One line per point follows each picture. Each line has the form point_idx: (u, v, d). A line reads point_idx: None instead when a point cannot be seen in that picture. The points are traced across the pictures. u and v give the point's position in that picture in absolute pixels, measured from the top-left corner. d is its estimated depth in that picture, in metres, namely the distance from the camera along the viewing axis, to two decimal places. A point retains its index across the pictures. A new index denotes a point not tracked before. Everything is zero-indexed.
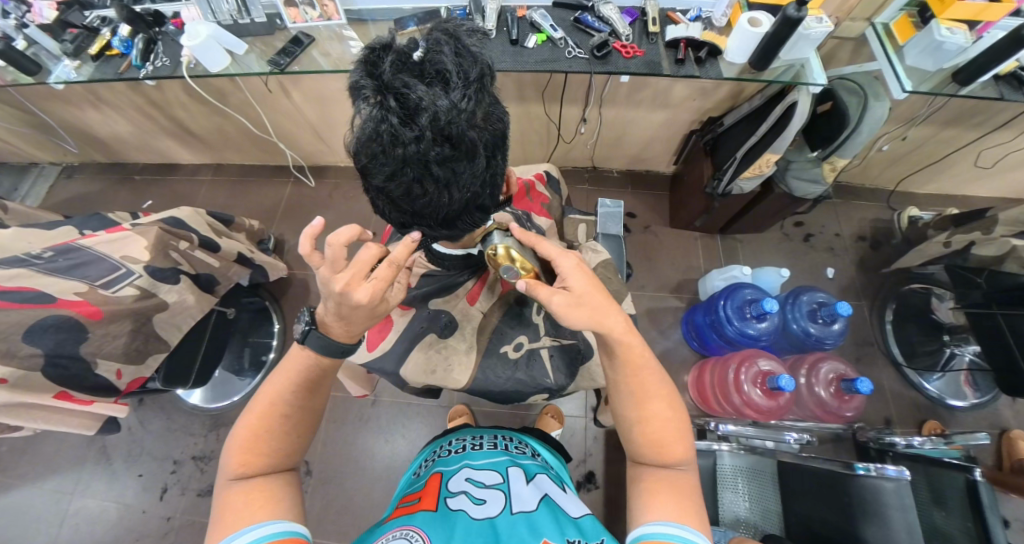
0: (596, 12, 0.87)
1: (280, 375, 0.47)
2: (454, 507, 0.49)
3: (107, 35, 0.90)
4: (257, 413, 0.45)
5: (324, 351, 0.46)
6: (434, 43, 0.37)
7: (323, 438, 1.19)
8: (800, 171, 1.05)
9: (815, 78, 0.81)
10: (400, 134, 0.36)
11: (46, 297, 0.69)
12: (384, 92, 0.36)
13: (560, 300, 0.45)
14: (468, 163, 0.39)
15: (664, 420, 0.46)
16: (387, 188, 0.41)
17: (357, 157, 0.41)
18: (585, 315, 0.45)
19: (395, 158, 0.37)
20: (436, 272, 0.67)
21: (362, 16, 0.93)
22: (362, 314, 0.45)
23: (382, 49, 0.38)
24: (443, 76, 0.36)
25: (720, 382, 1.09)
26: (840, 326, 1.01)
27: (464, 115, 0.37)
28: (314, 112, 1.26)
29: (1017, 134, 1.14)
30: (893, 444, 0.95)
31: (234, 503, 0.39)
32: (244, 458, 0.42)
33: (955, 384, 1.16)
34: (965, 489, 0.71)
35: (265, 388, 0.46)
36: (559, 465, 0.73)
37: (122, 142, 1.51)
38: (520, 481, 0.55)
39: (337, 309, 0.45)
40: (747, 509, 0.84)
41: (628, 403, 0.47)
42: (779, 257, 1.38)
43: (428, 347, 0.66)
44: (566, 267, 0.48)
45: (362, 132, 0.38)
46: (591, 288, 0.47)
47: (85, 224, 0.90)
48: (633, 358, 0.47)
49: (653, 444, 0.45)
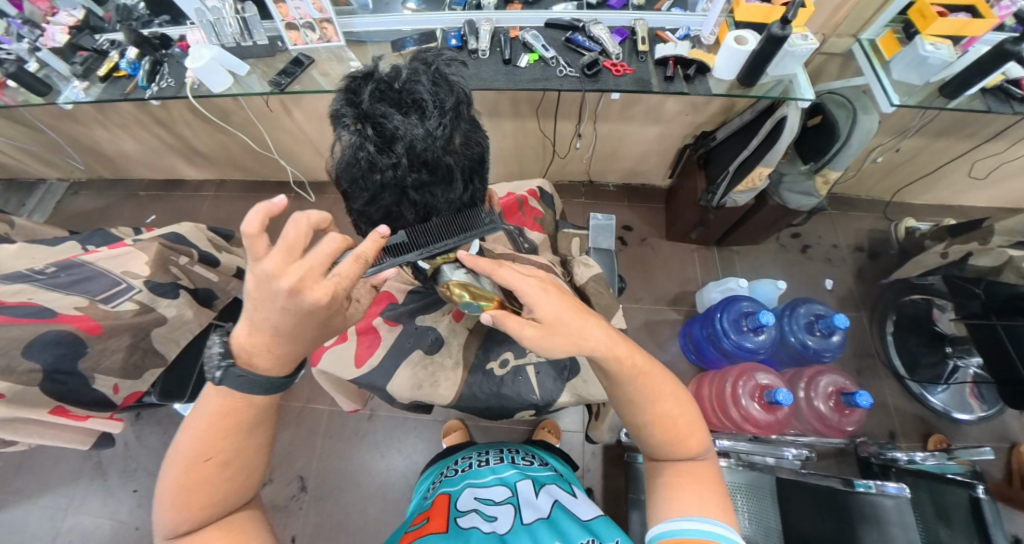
0: (586, 32, 0.89)
1: (200, 423, 0.40)
2: (464, 524, 0.49)
3: (115, 58, 0.94)
4: (182, 466, 0.40)
5: (252, 390, 0.40)
6: (413, 72, 0.38)
7: (319, 451, 1.19)
8: (793, 183, 1.06)
9: (803, 93, 0.83)
10: (377, 161, 0.37)
11: (47, 312, 0.73)
12: (363, 120, 0.37)
13: (532, 333, 0.42)
14: (443, 187, 0.41)
15: (678, 417, 0.44)
16: (368, 211, 0.43)
17: (338, 180, 0.42)
18: (562, 341, 0.42)
19: (374, 183, 0.39)
20: (420, 289, 0.71)
21: (360, 38, 0.96)
22: (307, 323, 0.39)
23: (362, 77, 0.39)
24: (419, 105, 0.37)
25: (717, 396, 1.07)
26: (839, 338, 1.00)
27: (440, 142, 0.38)
28: (314, 128, 1.28)
29: (1010, 145, 1.14)
30: (896, 460, 0.92)
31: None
32: (182, 515, 0.39)
33: (960, 397, 1.14)
34: (969, 506, 0.70)
35: (186, 437, 0.40)
36: (567, 471, 0.74)
37: (127, 159, 1.54)
38: (529, 494, 0.55)
39: (279, 315, 0.38)
40: (745, 528, 0.80)
41: (637, 408, 0.44)
42: (777, 268, 1.37)
43: (416, 364, 0.66)
44: (530, 293, 0.43)
45: (342, 158, 0.39)
46: (559, 310, 0.43)
47: (88, 240, 0.93)
48: (625, 367, 0.43)
49: (674, 441, 0.43)
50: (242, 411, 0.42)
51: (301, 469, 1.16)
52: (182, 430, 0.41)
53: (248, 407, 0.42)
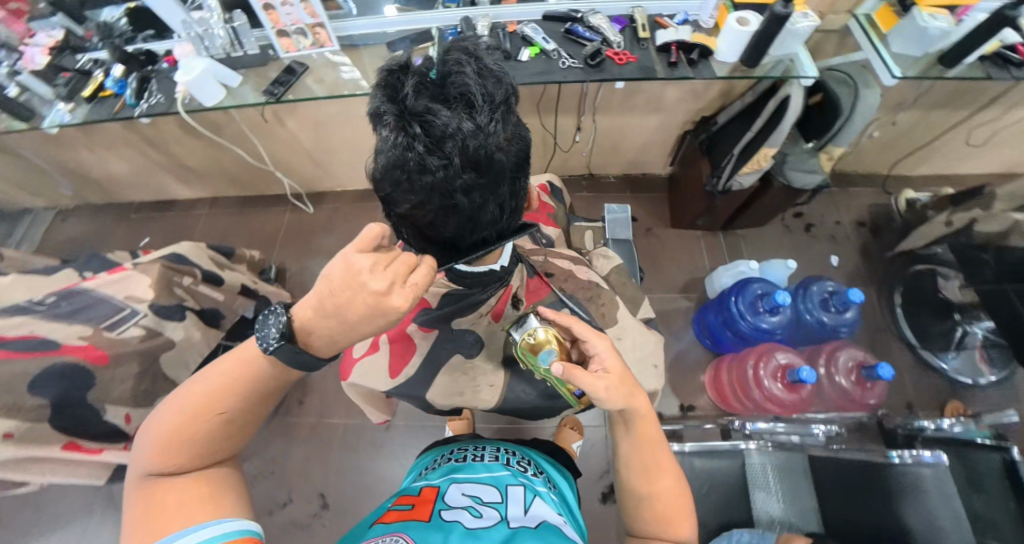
0: (585, 23, 0.88)
1: (224, 370, 0.40)
2: (447, 517, 0.46)
3: (100, 77, 0.91)
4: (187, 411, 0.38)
5: (292, 367, 0.39)
6: (455, 64, 0.36)
7: (337, 465, 1.16)
8: (798, 162, 1.06)
9: (806, 70, 0.83)
10: (426, 163, 0.34)
11: (50, 344, 0.70)
12: (408, 118, 0.34)
13: (606, 384, 0.45)
14: (492, 189, 0.39)
15: (676, 495, 0.47)
16: (412, 215, 0.41)
17: (380, 184, 0.40)
18: (624, 395, 0.45)
19: (423, 186, 0.36)
20: (456, 291, 0.60)
21: (354, 42, 0.94)
22: (376, 321, 0.38)
23: (402, 70, 0.36)
24: (466, 99, 0.35)
25: (738, 380, 1.07)
26: (853, 314, 1.01)
27: (491, 138, 0.35)
28: (309, 136, 1.26)
29: (1005, 111, 1.16)
30: (923, 429, 0.93)
31: (163, 500, 0.35)
32: (167, 456, 0.37)
33: (973, 362, 1.12)
34: (1003, 470, 0.71)
35: (203, 380, 0.39)
36: (563, 484, 0.70)
37: (115, 182, 1.49)
38: (519, 500, 0.51)
39: (361, 315, 0.37)
40: (782, 509, 0.78)
41: (637, 476, 0.47)
42: (783, 249, 1.38)
43: (454, 371, 0.64)
44: (600, 348, 0.48)
45: (385, 160, 0.36)
46: (623, 365, 0.48)
47: (85, 266, 0.89)
48: (648, 432, 0.47)
49: (662, 519, 0.46)
50: (270, 376, 0.40)
51: (320, 486, 1.13)
52: (199, 374, 0.40)
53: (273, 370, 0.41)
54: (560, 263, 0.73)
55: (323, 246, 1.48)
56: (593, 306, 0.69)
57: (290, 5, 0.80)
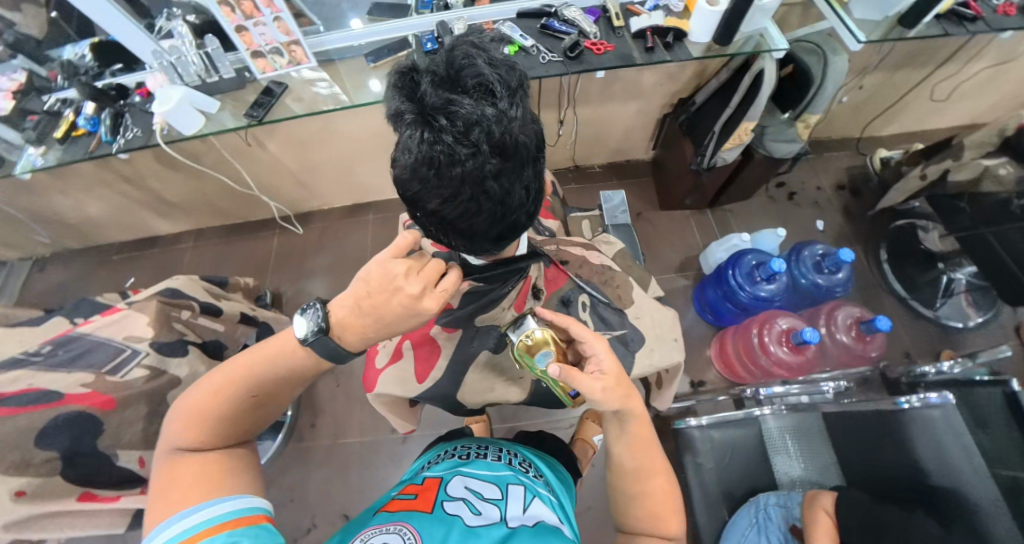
0: (560, 17, 0.89)
1: (256, 355, 0.44)
2: (448, 511, 0.45)
3: (71, 116, 0.88)
4: (221, 389, 0.43)
5: (326, 357, 0.43)
6: (467, 56, 0.37)
7: (358, 484, 1.15)
8: (776, 133, 1.09)
9: (777, 44, 0.86)
10: (455, 153, 0.35)
11: (53, 394, 0.67)
12: (432, 112, 0.35)
13: (604, 385, 0.45)
14: (519, 171, 0.39)
15: (665, 491, 0.48)
16: (442, 212, 0.40)
17: (407, 184, 0.40)
18: (620, 397, 0.46)
19: (453, 178, 0.36)
20: (479, 290, 0.60)
21: (330, 57, 0.93)
22: (409, 320, 0.42)
23: (414, 70, 0.37)
24: (485, 87, 0.36)
25: (744, 348, 1.09)
26: (845, 274, 1.05)
27: (513, 121, 0.36)
28: (292, 156, 1.25)
29: (962, 65, 1.22)
30: (925, 374, 0.97)
31: (186, 469, 0.38)
32: (196, 429, 0.41)
33: (959, 308, 1.20)
34: (1005, 402, 0.75)
35: (237, 362, 0.44)
36: (562, 486, 0.68)
37: (92, 224, 1.45)
38: (520, 500, 0.50)
39: (395, 316, 0.41)
40: (802, 469, 0.84)
41: (629, 476, 0.48)
42: (771, 219, 1.42)
43: (489, 367, 0.66)
44: (597, 351, 0.48)
45: (412, 158, 0.37)
46: (620, 368, 0.48)
47: (76, 311, 0.86)
48: (642, 432, 0.48)
49: (654, 517, 0.47)
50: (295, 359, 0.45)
51: (343, 507, 1.12)
52: (235, 356, 0.45)
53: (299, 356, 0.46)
54: (573, 250, 0.75)
55: (317, 266, 1.46)
56: (609, 288, 0.72)
57: (263, 25, 0.78)
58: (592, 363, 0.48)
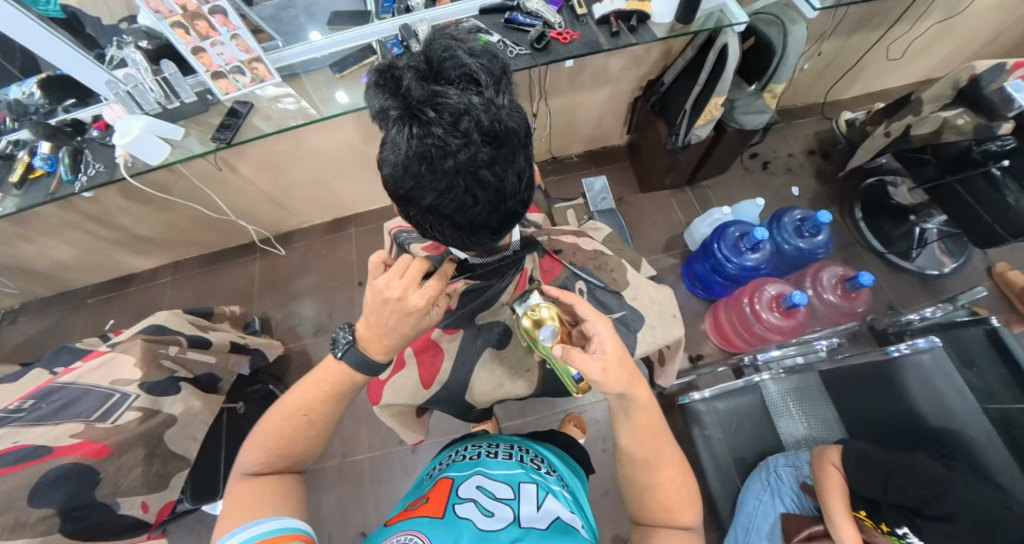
0: (523, 10, 0.89)
1: (311, 383, 0.48)
2: (460, 514, 0.45)
3: (27, 157, 0.84)
4: (281, 415, 0.47)
5: (357, 367, 0.47)
6: (446, 50, 0.38)
7: (373, 501, 1.13)
8: (746, 106, 1.12)
9: (738, 17, 0.88)
10: (448, 145, 0.34)
11: (41, 449, 0.62)
12: (420, 106, 0.35)
13: (603, 370, 0.45)
14: (512, 158, 0.38)
15: (673, 487, 0.47)
16: (438, 207, 0.39)
17: (399, 183, 0.39)
18: (622, 380, 0.45)
19: (447, 171, 0.36)
20: (476, 286, 0.60)
21: (295, 71, 0.91)
22: (409, 321, 0.46)
23: (395, 68, 0.38)
24: (469, 78, 0.36)
25: (738, 318, 1.12)
26: (825, 236, 1.07)
27: (501, 109, 0.37)
28: (266, 177, 1.22)
29: (912, 23, 1.26)
30: (910, 321, 1.00)
31: (248, 491, 0.42)
32: (258, 455, 0.45)
33: (935, 257, 1.25)
34: (988, 339, 0.78)
35: (297, 390, 0.48)
36: (570, 473, 0.69)
37: (62, 269, 1.38)
38: (535, 499, 0.49)
39: (390, 319, 0.45)
40: (805, 428, 0.85)
41: (639, 466, 0.48)
42: (749, 190, 1.45)
43: (495, 360, 0.65)
44: (600, 332, 0.48)
45: (402, 154, 0.36)
46: (623, 349, 0.47)
47: (54, 361, 0.82)
48: (648, 421, 0.48)
49: (665, 508, 0.47)
50: (346, 382, 0.48)
51: (360, 526, 1.10)
52: (295, 386, 0.49)
53: (348, 383, 0.49)
54: (564, 239, 0.76)
55: (304, 286, 1.43)
56: (604, 273, 0.73)
57: (220, 44, 0.75)
58: (594, 345, 0.48)
